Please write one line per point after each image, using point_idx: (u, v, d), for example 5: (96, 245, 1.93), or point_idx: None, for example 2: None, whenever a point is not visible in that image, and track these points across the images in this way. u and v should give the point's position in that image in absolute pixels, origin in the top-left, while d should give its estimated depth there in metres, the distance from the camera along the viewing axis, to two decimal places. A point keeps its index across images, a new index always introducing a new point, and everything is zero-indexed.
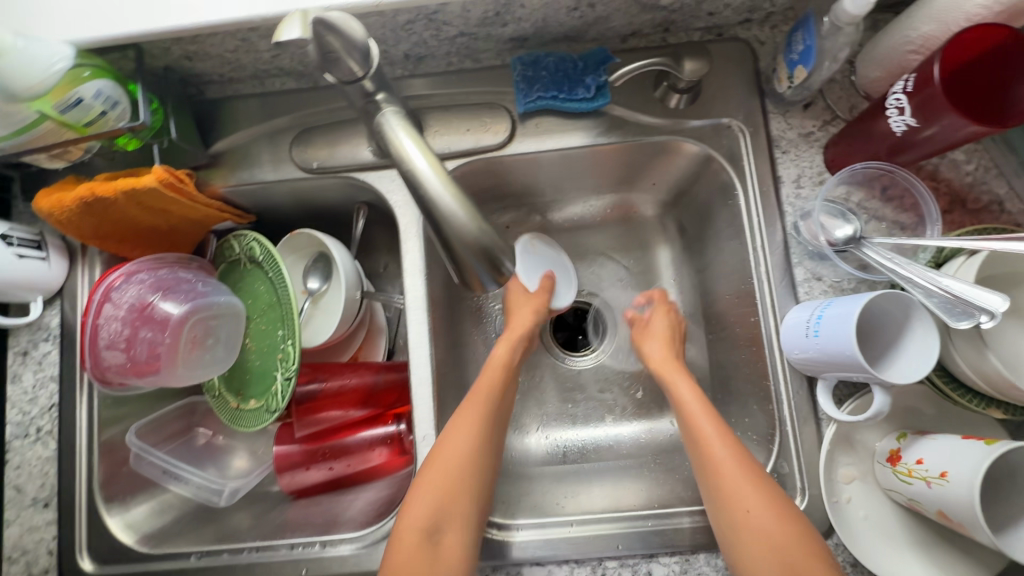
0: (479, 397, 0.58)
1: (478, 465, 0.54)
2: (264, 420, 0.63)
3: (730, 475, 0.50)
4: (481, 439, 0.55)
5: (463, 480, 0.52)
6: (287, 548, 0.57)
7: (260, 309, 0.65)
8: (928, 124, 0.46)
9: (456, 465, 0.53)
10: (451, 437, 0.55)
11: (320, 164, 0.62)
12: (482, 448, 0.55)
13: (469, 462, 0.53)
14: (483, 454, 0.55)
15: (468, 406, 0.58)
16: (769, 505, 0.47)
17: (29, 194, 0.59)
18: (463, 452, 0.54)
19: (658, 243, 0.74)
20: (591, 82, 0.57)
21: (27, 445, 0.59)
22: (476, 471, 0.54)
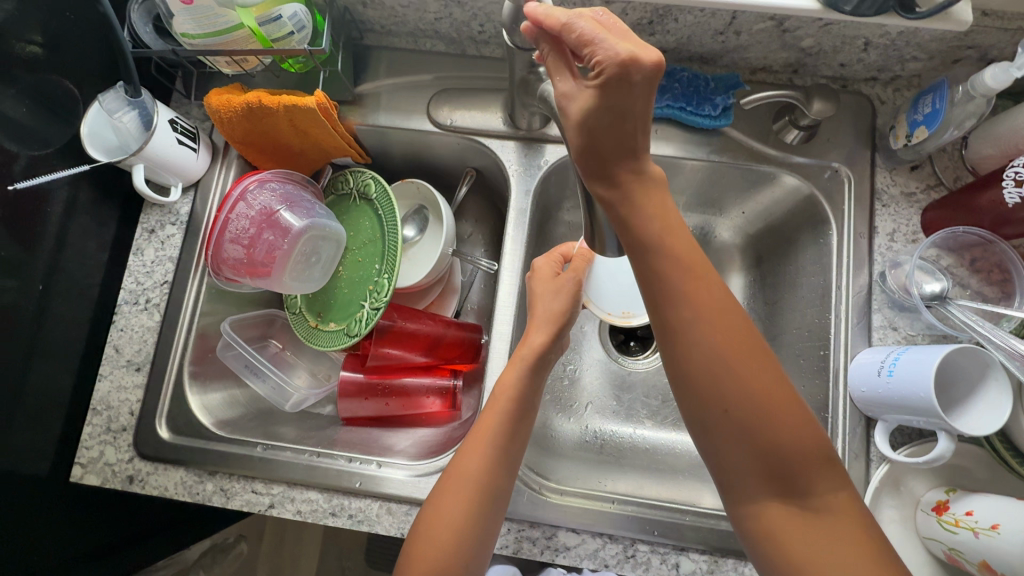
0: (508, 396, 0.55)
1: (494, 489, 0.51)
2: (343, 343, 0.68)
3: (722, 383, 0.40)
4: (497, 459, 0.52)
5: (475, 507, 0.50)
6: (344, 460, 0.61)
7: (360, 243, 0.71)
8: None
9: (469, 491, 0.50)
10: (467, 458, 0.52)
11: (452, 123, 0.68)
12: (494, 471, 0.51)
13: (483, 490, 0.51)
14: (499, 475, 0.52)
15: (488, 416, 0.54)
16: (790, 415, 0.40)
17: (201, 92, 0.67)
18: (479, 477, 0.51)
19: (732, 270, 0.76)
20: (719, 102, 0.62)
21: (136, 312, 0.65)
22: (495, 497, 0.51)
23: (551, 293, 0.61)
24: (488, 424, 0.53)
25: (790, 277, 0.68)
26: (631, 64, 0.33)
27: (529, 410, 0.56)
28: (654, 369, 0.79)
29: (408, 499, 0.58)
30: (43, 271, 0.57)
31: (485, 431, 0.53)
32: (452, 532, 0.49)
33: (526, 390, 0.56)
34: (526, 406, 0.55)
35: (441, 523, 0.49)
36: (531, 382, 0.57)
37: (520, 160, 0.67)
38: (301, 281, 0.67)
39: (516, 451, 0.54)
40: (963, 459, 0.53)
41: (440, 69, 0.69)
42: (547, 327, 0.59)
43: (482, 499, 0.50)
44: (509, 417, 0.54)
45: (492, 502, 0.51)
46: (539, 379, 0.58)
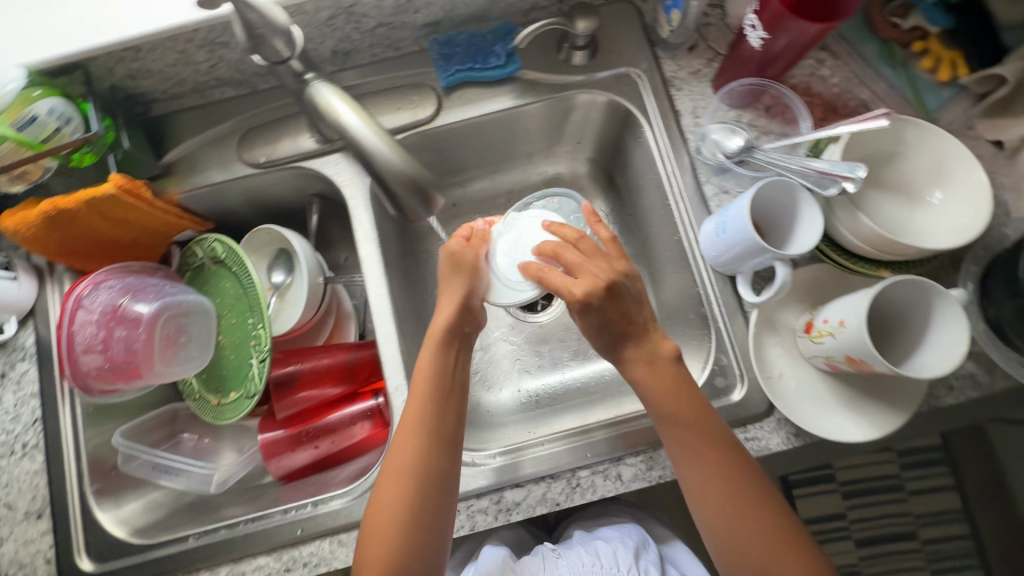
0: (429, 381, 0.56)
1: (429, 474, 0.52)
2: (246, 406, 0.66)
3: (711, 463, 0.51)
4: (428, 440, 0.53)
5: (418, 496, 0.51)
6: (281, 514, 0.60)
7: (229, 305, 0.69)
8: (778, 33, 0.54)
9: (403, 478, 0.52)
10: (398, 445, 0.54)
11: (269, 158, 0.68)
12: (426, 458, 0.52)
13: (419, 475, 0.52)
14: (432, 457, 0.53)
15: (412, 404, 0.55)
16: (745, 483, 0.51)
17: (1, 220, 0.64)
18: (408, 462, 0.53)
19: (593, 199, 0.80)
20: (501, 50, 0.65)
21: (16, 460, 0.61)
22: (435, 477, 0.52)
23: (454, 275, 0.62)
24: (413, 412, 0.55)
25: (635, 184, 0.72)
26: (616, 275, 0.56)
27: (454, 396, 0.57)
28: (563, 313, 0.82)
29: (353, 523, 0.58)
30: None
31: (410, 416, 0.55)
32: (397, 522, 0.50)
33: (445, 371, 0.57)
34: (450, 383, 0.57)
35: (383, 519, 0.51)
36: (447, 358, 0.58)
37: (347, 168, 0.68)
38: (180, 363, 0.65)
39: (447, 432, 0.55)
40: (817, 278, 0.58)
41: (240, 113, 0.69)
42: (453, 308, 0.60)
43: (419, 483, 0.51)
44: (431, 399, 0.55)
45: (434, 485, 0.52)
46: (454, 353, 0.58)
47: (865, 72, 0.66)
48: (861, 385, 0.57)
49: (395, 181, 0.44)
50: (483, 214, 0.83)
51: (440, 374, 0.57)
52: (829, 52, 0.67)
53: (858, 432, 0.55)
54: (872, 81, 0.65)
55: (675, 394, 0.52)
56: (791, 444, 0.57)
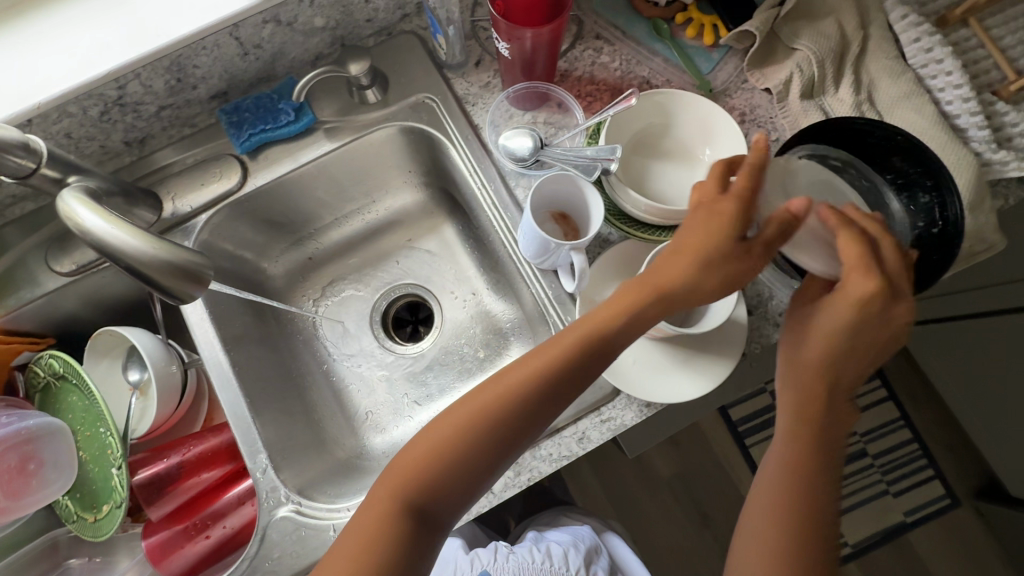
0: (576, 350, 0.48)
1: (501, 431, 0.47)
2: (118, 517, 0.64)
3: (789, 465, 0.50)
4: (523, 402, 0.48)
5: (476, 440, 0.47)
6: None
7: (81, 419, 0.67)
8: (516, 41, 0.57)
9: (481, 411, 0.48)
10: (495, 384, 0.49)
11: (86, 262, 0.66)
12: (507, 413, 0.48)
13: (494, 421, 0.47)
14: (511, 423, 0.48)
15: (547, 351, 0.49)
16: (801, 511, 0.48)
17: None
18: (494, 403, 0.48)
19: (442, 222, 0.83)
20: (287, 107, 0.67)
21: None
22: (500, 438, 0.48)
23: (700, 222, 0.48)
24: (533, 361, 0.48)
25: (467, 200, 0.75)
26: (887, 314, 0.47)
27: (576, 384, 0.49)
28: (441, 337, 0.82)
29: None
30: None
31: (529, 361, 0.49)
32: (445, 439, 0.48)
33: (586, 365, 0.48)
34: (592, 370, 0.49)
35: (437, 431, 0.48)
36: (607, 338, 0.48)
37: None
38: (35, 493, 0.63)
39: (537, 416, 0.48)
40: (628, 250, 0.59)
41: (51, 224, 0.68)
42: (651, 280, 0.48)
43: (487, 425, 0.47)
44: (562, 369, 0.48)
45: (489, 444, 0.47)
46: (630, 333, 0.49)
47: (640, 51, 0.69)
48: (691, 343, 0.58)
49: (173, 260, 0.45)
50: (342, 259, 0.84)
51: (588, 356, 0.48)
52: (605, 39, 0.70)
53: (696, 388, 0.56)
54: (648, 58, 0.69)
55: (808, 388, 0.51)
56: (644, 415, 0.59)
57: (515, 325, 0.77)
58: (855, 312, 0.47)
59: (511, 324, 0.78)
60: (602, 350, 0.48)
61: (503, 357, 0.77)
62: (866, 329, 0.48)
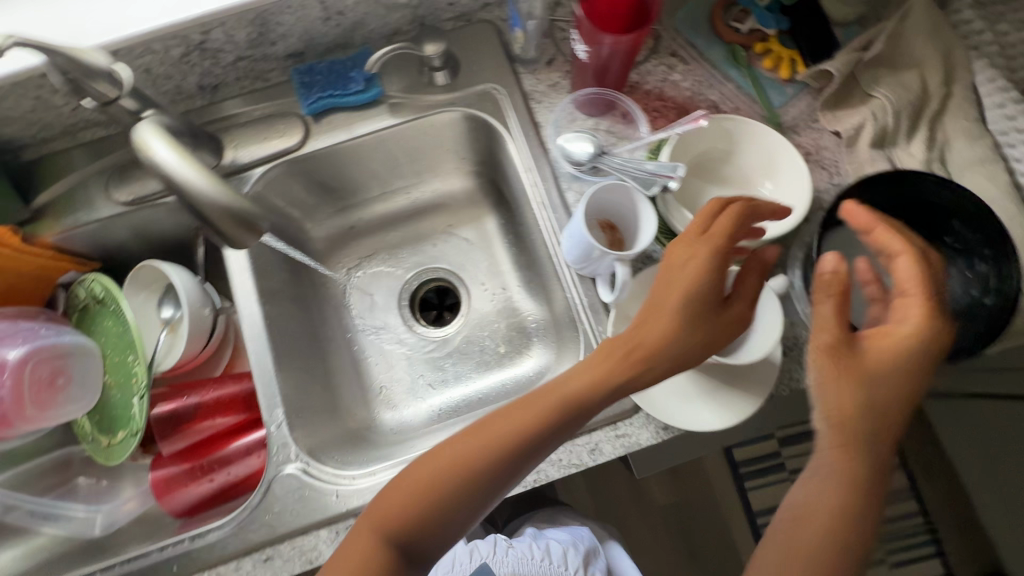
0: (584, 384, 0.45)
1: (486, 471, 0.44)
2: (133, 445, 0.66)
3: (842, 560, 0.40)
4: (518, 437, 0.44)
5: (463, 479, 0.44)
6: (160, 551, 0.59)
7: (111, 344, 0.69)
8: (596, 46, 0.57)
9: (472, 443, 0.45)
10: (493, 420, 0.46)
11: (144, 195, 0.69)
12: (495, 453, 0.44)
13: (480, 458, 0.44)
14: (500, 461, 0.44)
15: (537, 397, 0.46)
16: None
17: None
18: (489, 440, 0.45)
19: (484, 213, 0.84)
20: (359, 77, 0.68)
21: None
22: (486, 474, 0.44)
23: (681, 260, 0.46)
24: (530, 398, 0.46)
25: (515, 195, 0.75)
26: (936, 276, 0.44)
27: (568, 428, 0.45)
28: (465, 326, 0.82)
29: (231, 553, 0.58)
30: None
31: (524, 402, 0.46)
32: (430, 481, 0.45)
33: (587, 405, 0.45)
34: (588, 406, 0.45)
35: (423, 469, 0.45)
36: (621, 367, 0.45)
37: None
38: (60, 407, 0.65)
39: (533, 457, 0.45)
40: None
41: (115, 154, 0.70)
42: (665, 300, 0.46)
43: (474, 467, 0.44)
44: (553, 410, 0.45)
45: (476, 484, 0.44)
46: (649, 361, 0.45)
47: (713, 74, 0.69)
48: (720, 373, 0.57)
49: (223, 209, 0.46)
50: (381, 234, 0.85)
51: (589, 391, 0.45)
52: (680, 58, 0.70)
53: (716, 421, 0.56)
54: (719, 83, 0.68)
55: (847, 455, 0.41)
56: (661, 437, 0.58)
57: (541, 325, 0.77)
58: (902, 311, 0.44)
59: (537, 322, 0.78)
60: (644, 359, 0.45)
61: (524, 356, 0.78)
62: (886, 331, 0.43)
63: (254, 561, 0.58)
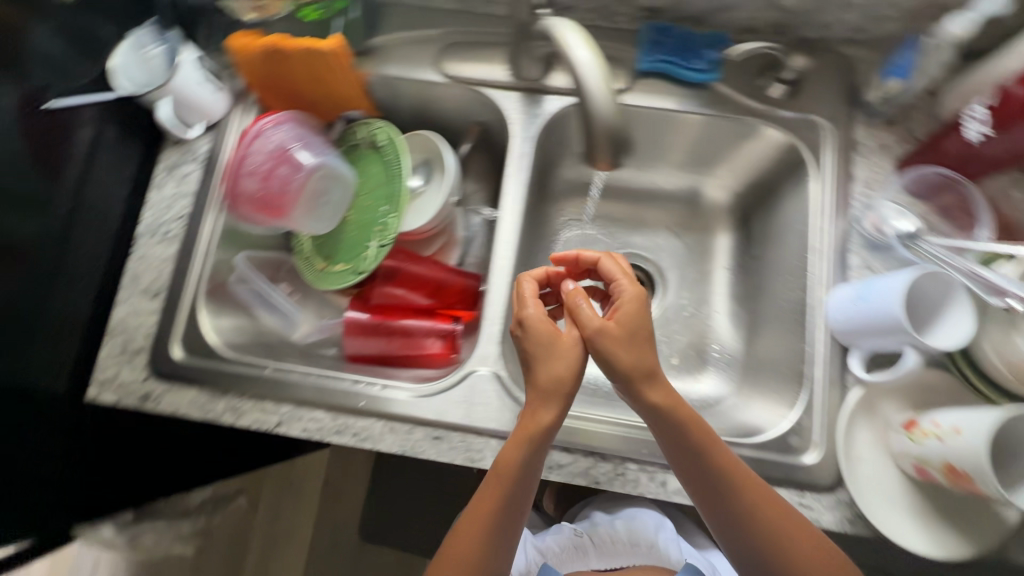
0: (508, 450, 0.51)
1: (510, 504, 0.52)
2: (349, 280, 0.71)
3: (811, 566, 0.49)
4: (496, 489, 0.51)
5: (502, 514, 0.52)
6: (349, 382, 0.64)
7: (367, 187, 0.74)
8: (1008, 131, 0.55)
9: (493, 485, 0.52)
10: (486, 492, 0.52)
11: (458, 75, 0.72)
12: (515, 491, 0.51)
13: (510, 496, 0.52)
14: (520, 487, 0.51)
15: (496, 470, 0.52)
16: None
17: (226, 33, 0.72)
18: (504, 477, 0.51)
19: (719, 229, 0.82)
20: (707, 57, 0.68)
21: (154, 242, 0.67)
22: (513, 501, 0.52)
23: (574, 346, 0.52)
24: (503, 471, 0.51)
25: (776, 229, 0.73)
26: (623, 309, 0.51)
27: (505, 480, 0.51)
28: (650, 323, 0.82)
29: (409, 417, 0.61)
30: (66, 199, 0.62)
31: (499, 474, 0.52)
32: (481, 534, 0.51)
33: (514, 462, 0.51)
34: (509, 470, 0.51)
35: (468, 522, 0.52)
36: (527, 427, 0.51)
37: (521, 109, 0.72)
38: (313, 221, 0.71)
39: (514, 492, 0.52)
40: (929, 380, 0.57)
41: (448, 26, 0.73)
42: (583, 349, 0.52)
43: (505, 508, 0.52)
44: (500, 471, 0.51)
45: (511, 506, 0.52)
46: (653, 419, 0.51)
47: None
48: (940, 499, 0.55)
49: (597, 132, 0.47)
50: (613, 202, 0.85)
51: (522, 450, 0.51)
52: None
53: (915, 543, 0.53)
54: None
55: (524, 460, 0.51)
56: (842, 528, 0.55)
57: (729, 355, 0.78)
58: (643, 365, 0.50)
59: (723, 352, 0.78)
60: (554, 392, 0.51)
61: (697, 378, 0.77)
62: (641, 333, 0.51)
63: (424, 434, 0.61)
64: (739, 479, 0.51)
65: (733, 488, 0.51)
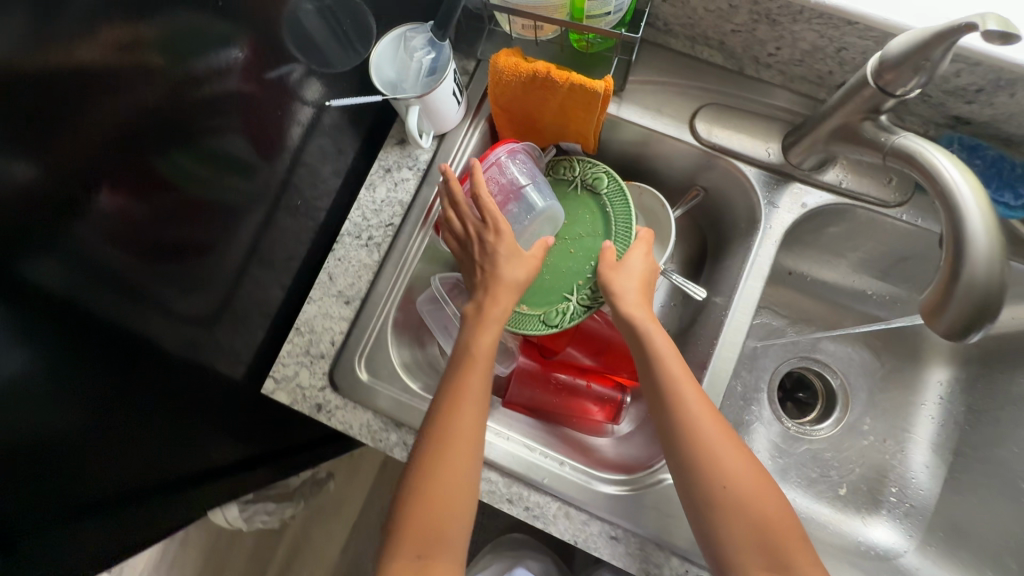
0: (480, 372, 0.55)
1: (451, 433, 0.51)
2: (536, 328, 0.62)
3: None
4: (454, 411, 0.52)
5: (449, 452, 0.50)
6: (531, 451, 0.60)
7: (575, 233, 0.65)
8: None
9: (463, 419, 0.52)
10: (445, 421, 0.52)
11: (715, 138, 0.64)
12: (459, 414, 0.52)
13: (450, 428, 0.51)
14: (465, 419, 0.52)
15: (467, 397, 0.53)
16: None
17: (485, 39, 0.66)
18: (471, 427, 0.52)
19: (934, 362, 0.73)
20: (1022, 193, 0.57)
21: (356, 246, 0.64)
22: (456, 432, 0.51)
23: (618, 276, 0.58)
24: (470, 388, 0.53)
25: None
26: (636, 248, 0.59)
27: (469, 401, 0.53)
28: (827, 442, 0.75)
29: (589, 508, 0.57)
30: (277, 179, 0.62)
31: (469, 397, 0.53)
32: (452, 478, 0.50)
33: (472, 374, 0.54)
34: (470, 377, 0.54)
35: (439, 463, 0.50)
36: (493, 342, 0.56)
37: (773, 196, 0.63)
38: None
39: (468, 416, 0.52)
40: None
41: (707, 82, 0.65)
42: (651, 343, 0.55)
43: (453, 444, 0.51)
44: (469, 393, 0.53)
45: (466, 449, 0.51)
46: (669, 405, 0.52)
47: None
48: None
49: (960, 286, 0.39)
50: (815, 299, 0.77)
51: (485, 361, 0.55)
52: None
53: None
54: None
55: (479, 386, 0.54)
56: None
57: (914, 504, 0.69)
58: (627, 291, 0.57)
59: (905, 498, 0.70)
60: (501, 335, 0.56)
61: (864, 519, 0.70)
62: (644, 284, 0.58)
63: (601, 530, 0.56)
64: (733, 506, 0.47)
65: (692, 450, 0.50)
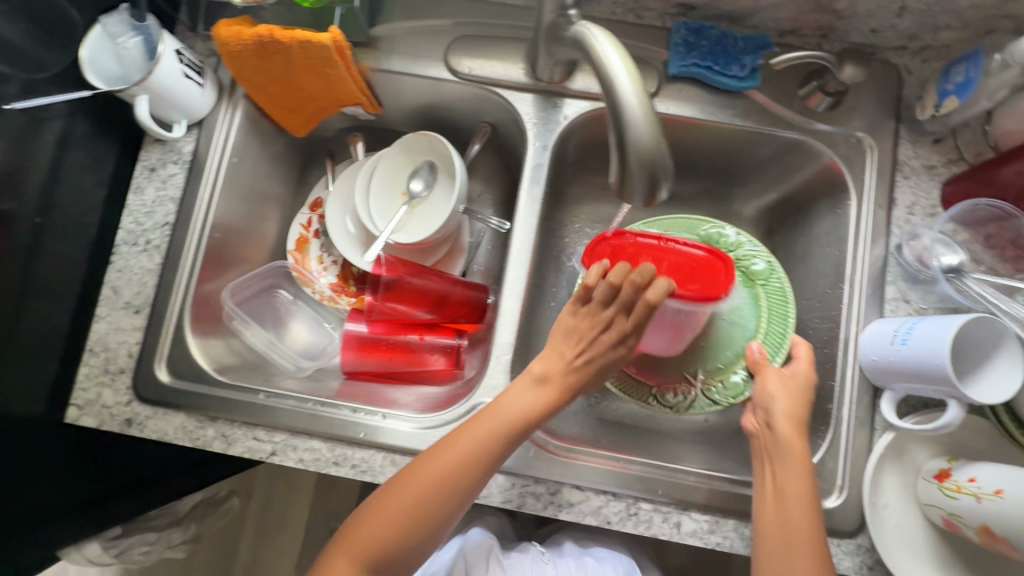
0: (498, 420, 0.52)
1: (429, 476, 0.49)
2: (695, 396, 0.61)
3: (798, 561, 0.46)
4: (454, 458, 0.50)
5: (424, 495, 0.49)
6: (349, 410, 0.60)
7: None
8: None
9: (443, 462, 0.50)
10: (425, 461, 0.50)
11: (471, 71, 0.65)
12: (457, 463, 0.49)
13: (442, 472, 0.49)
14: (476, 465, 0.50)
15: (460, 438, 0.51)
16: None
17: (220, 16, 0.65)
18: (461, 460, 0.49)
19: None
20: (748, 62, 0.61)
21: (135, 253, 0.63)
22: (429, 474, 0.49)
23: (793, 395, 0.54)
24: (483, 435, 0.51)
25: (804, 248, 0.67)
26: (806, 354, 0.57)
27: (475, 455, 0.50)
28: None
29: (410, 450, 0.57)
30: (30, 208, 0.54)
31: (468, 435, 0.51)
32: (405, 515, 0.48)
33: (498, 430, 0.51)
34: (490, 433, 0.51)
35: (394, 503, 0.49)
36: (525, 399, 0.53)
37: (537, 113, 0.64)
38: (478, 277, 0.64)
39: (447, 461, 0.50)
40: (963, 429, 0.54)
41: (458, 15, 0.66)
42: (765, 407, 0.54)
43: (430, 481, 0.49)
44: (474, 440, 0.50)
45: (441, 492, 0.49)
46: (778, 452, 0.51)
47: None
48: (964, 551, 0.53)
49: (630, 156, 0.41)
50: None
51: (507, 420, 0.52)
52: None
53: None
54: None
55: (468, 432, 0.51)
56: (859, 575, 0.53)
57: None
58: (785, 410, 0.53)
59: None
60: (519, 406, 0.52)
61: None
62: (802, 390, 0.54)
63: None
64: (773, 509, 0.49)
65: (787, 496, 0.49)
